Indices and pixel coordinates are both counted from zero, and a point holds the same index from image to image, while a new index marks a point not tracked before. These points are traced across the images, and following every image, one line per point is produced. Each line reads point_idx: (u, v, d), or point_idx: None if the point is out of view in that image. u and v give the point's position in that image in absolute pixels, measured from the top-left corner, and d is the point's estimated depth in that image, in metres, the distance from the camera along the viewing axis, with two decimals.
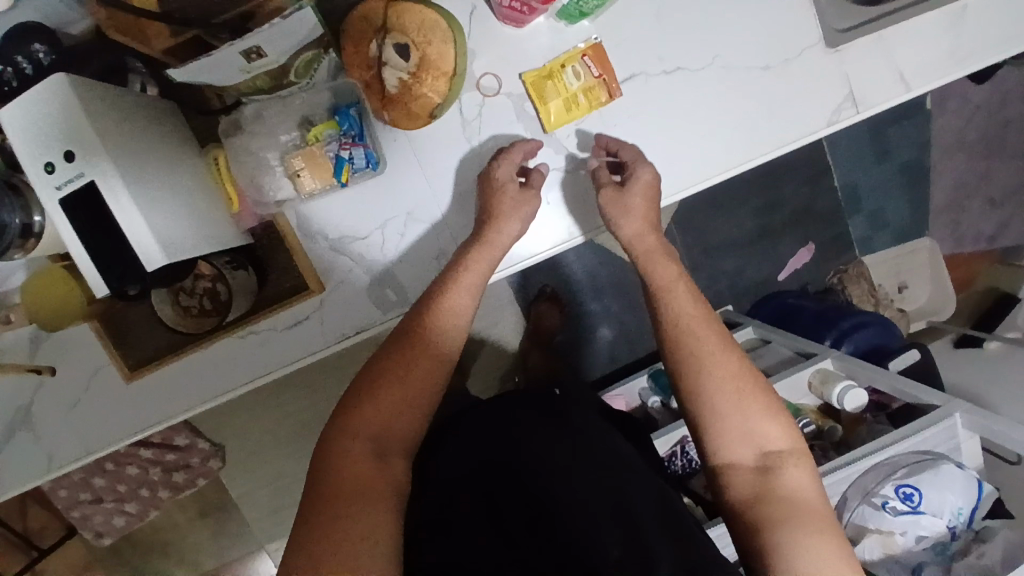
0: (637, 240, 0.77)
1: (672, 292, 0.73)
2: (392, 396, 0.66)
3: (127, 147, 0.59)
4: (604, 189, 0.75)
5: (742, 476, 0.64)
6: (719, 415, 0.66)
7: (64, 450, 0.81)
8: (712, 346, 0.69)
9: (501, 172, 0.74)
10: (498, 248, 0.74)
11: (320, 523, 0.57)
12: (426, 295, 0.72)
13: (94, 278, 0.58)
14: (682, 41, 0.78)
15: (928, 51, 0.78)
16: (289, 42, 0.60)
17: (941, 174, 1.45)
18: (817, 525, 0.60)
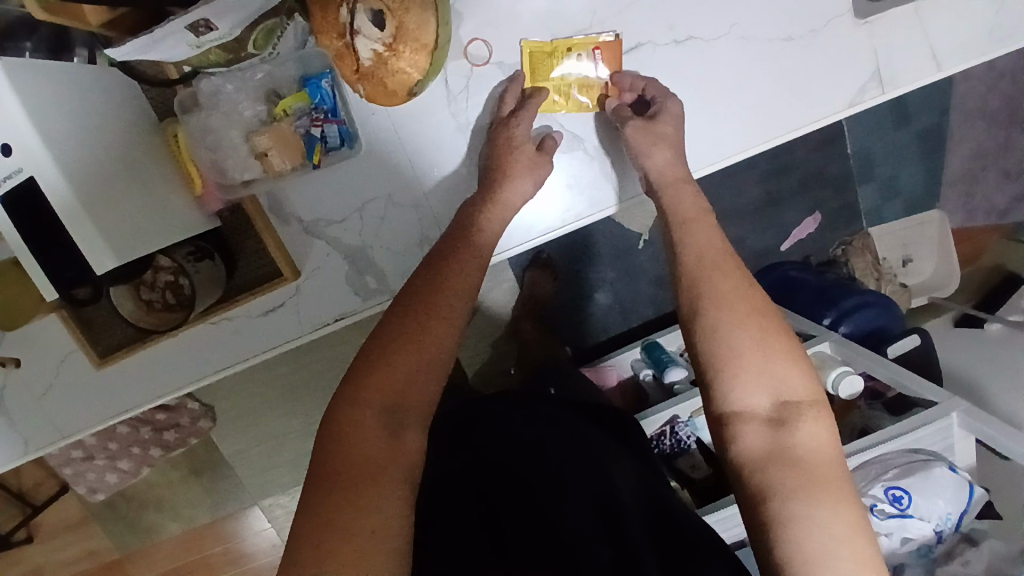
0: (666, 168, 0.68)
1: (692, 229, 0.65)
2: (403, 354, 0.58)
3: (68, 132, 0.53)
4: (631, 121, 0.68)
5: (755, 429, 0.58)
6: (738, 354, 0.59)
7: (38, 435, 0.79)
8: (730, 286, 0.62)
9: (521, 130, 0.68)
10: (508, 208, 0.68)
11: (326, 504, 0.52)
12: (442, 248, 0.64)
13: (43, 283, 0.52)
14: (694, 5, 0.70)
15: (966, 26, 0.70)
16: (243, 13, 0.51)
17: (961, 142, 1.36)
18: (837, 492, 0.54)
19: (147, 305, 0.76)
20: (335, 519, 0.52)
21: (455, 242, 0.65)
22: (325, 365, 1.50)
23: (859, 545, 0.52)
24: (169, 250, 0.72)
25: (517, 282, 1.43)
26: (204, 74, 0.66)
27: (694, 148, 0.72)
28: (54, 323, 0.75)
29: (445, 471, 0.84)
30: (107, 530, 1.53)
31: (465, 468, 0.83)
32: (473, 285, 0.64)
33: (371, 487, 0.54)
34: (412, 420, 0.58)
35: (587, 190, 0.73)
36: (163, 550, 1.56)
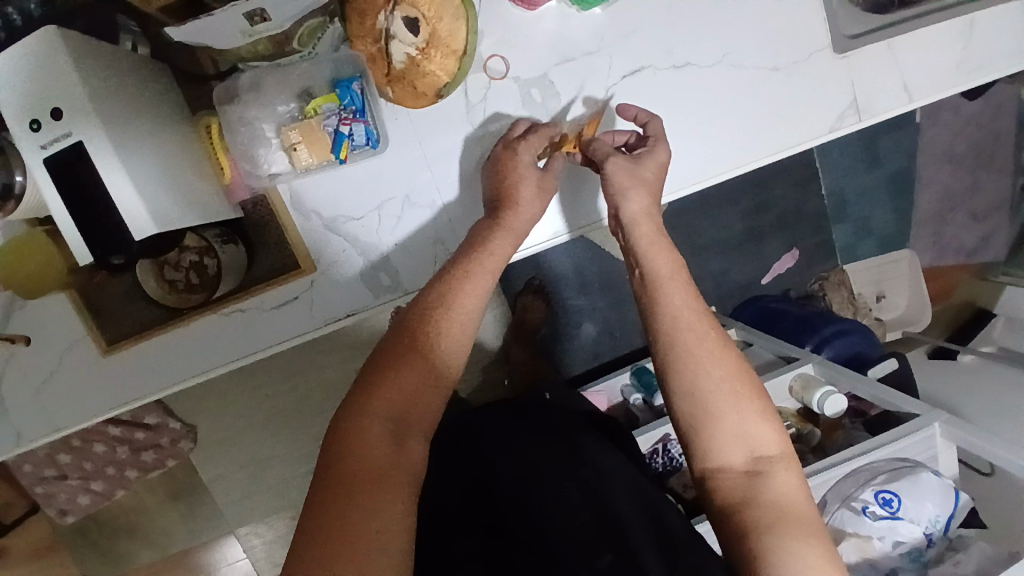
0: (643, 218, 0.71)
1: (671, 284, 0.67)
2: (414, 376, 0.62)
3: (116, 106, 0.56)
4: (613, 158, 0.71)
5: (732, 480, 0.61)
6: (715, 416, 0.62)
7: (32, 427, 0.78)
8: (710, 344, 0.64)
9: (524, 156, 0.71)
10: (516, 234, 0.70)
11: (331, 510, 0.53)
12: (444, 278, 0.66)
13: (79, 245, 0.54)
14: (692, 34, 0.76)
15: (934, 62, 0.79)
16: (296, 8, 0.56)
17: (929, 185, 1.45)
18: (808, 533, 0.58)
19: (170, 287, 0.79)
20: (339, 522, 0.52)
21: (456, 274, 0.67)
22: (314, 385, 1.48)
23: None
24: (198, 229, 0.74)
25: (508, 305, 1.46)
26: (246, 66, 0.70)
27: (681, 167, 0.79)
28: (61, 307, 0.75)
29: (439, 487, 0.86)
30: (75, 556, 1.46)
31: (460, 479, 0.84)
32: (478, 305, 0.66)
33: (376, 493, 0.55)
34: (414, 435, 0.60)
35: (579, 205, 0.80)
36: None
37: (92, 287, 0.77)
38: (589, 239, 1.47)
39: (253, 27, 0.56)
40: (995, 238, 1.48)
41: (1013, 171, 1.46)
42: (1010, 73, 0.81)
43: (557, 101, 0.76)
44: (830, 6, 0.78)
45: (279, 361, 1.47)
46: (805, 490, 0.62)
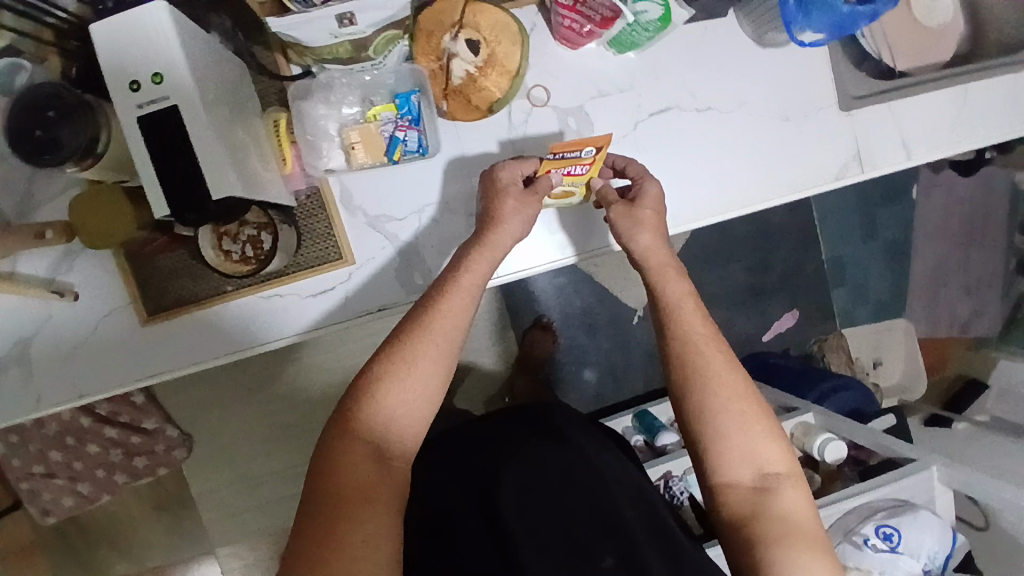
0: (650, 254, 0.73)
1: (682, 310, 0.70)
2: (396, 400, 0.65)
3: (206, 80, 0.62)
4: (614, 205, 0.75)
5: (741, 494, 0.63)
6: (722, 434, 0.64)
7: (52, 392, 0.80)
8: (717, 365, 0.66)
9: (506, 174, 0.76)
10: (499, 249, 0.73)
11: (316, 531, 0.59)
12: (421, 300, 0.69)
13: (158, 197, 0.60)
14: (714, 83, 0.85)
15: (928, 126, 0.89)
16: (380, 15, 0.64)
17: (922, 258, 1.53)
18: (817, 549, 0.60)
19: (225, 255, 0.80)
20: (321, 545, 0.58)
21: (432, 296, 0.69)
22: (314, 405, 1.49)
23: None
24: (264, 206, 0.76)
25: (517, 341, 1.50)
26: (323, 67, 0.75)
27: (697, 200, 0.86)
28: (112, 261, 0.79)
29: (439, 487, 0.86)
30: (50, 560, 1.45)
31: (456, 476, 0.86)
32: (460, 326, 0.69)
33: (358, 510, 0.60)
34: (400, 457, 0.65)
35: (588, 233, 0.87)
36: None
37: (136, 258, 0.79)
38: (598, 281, 1.52)
39: (341, 28, 0.63)
40: (988, 313, 1.54)
41: (1005, 250, 1.53)
42: (995, 142, 0.90)
43: (590, 130, 0.84)
44: (838, 69, 0.86)
45: (283, 378, 1.47)
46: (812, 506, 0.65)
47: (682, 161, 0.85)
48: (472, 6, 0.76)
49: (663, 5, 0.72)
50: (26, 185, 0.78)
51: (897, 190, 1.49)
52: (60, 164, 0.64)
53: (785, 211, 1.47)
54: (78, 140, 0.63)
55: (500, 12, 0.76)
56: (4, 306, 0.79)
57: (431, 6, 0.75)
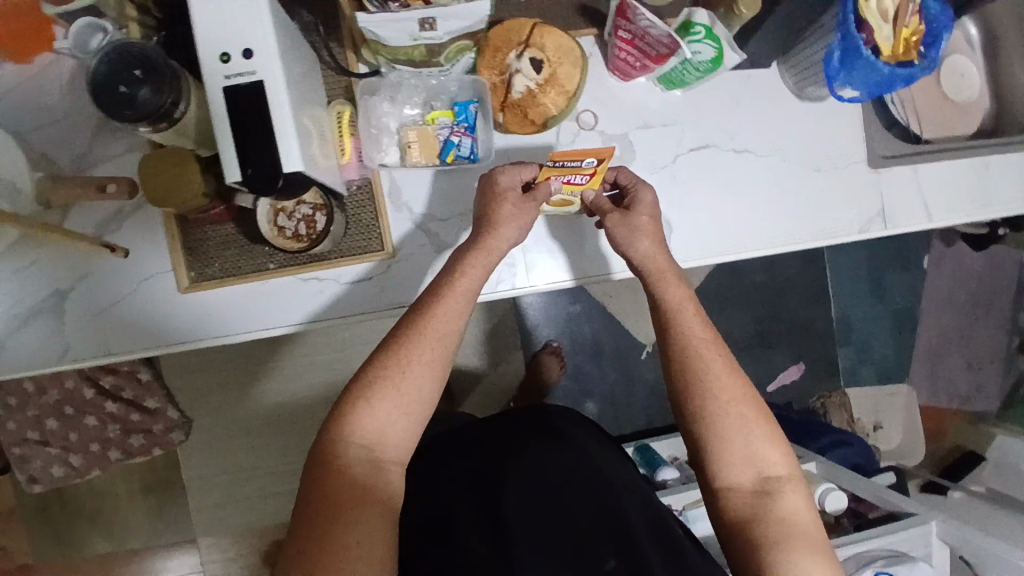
0: (648, 258, 0.73)
1: (682, 313, 0.70)
2: (391, 405, 0.66)
3: (287, 60, 0.66)
4: (609, 215, 0.75)
5: (741, 498, 0.65)
6: (723, 438, 0.66)
7: (83, 346, 0.83)
8: (717, 368, 0.68)
9: (502, 179, 0.75)
10: (495, 254, 0.73)
11: (309, 534, 0.61)
12: (415, 304, 0.70)
13: (233, 164, 0.63)
14: (752, 128, 0.89)
15: (949, 192, 0.93)
16: (459, 25, 0.69)
17: (928, 328, 1.54)
18: (817, 553, 0.62)
19: (279, 231, 0.82)
20: (313, 547, 0.60)
21: (426, 299, 0.70)
22: (312, 404, 1.48)
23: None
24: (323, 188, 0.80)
25: (525, 363, 1.51)
26: (394, 68, 0.79)
27: (726, 236, 0.90)
28: (161, 221, 0.81)
29: (439, 491, 0.87)
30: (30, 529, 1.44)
31: (459, 472, 0.89)
32: (455, 329, 0.69)
33: (351, 514, 0.62)
34: (395, 462, 0.67)
35: (591, 257, 0.90)
36: (83, 568, 1.46)
37: (187, 226, 0.82)
38: (610, 313, 1.53)
39: (422, 32, 0.68)
40: (988, 389, 1.55)
41: (1009, 328, 1.55)
42: (1012, 214, 0.95)
43: (632, 158, 0.88)
44: (869, 129, 0.91)
45: (288, 373, 1.47)
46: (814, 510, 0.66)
47: (715, 197, 0.89)
48: (540, 26, 0.78)
49: (717, 46, 0.76)
50: (88, 145, 0.82)
51: (909, 257, 1.52)
52: (136, 124, 0.67)
53: (798, 266, 1.50)
54: (156, 104, 0.66)
55: (566, 35, 0.78)
56: (49, 257, 0.82)
57: (500, 23, 0.78)
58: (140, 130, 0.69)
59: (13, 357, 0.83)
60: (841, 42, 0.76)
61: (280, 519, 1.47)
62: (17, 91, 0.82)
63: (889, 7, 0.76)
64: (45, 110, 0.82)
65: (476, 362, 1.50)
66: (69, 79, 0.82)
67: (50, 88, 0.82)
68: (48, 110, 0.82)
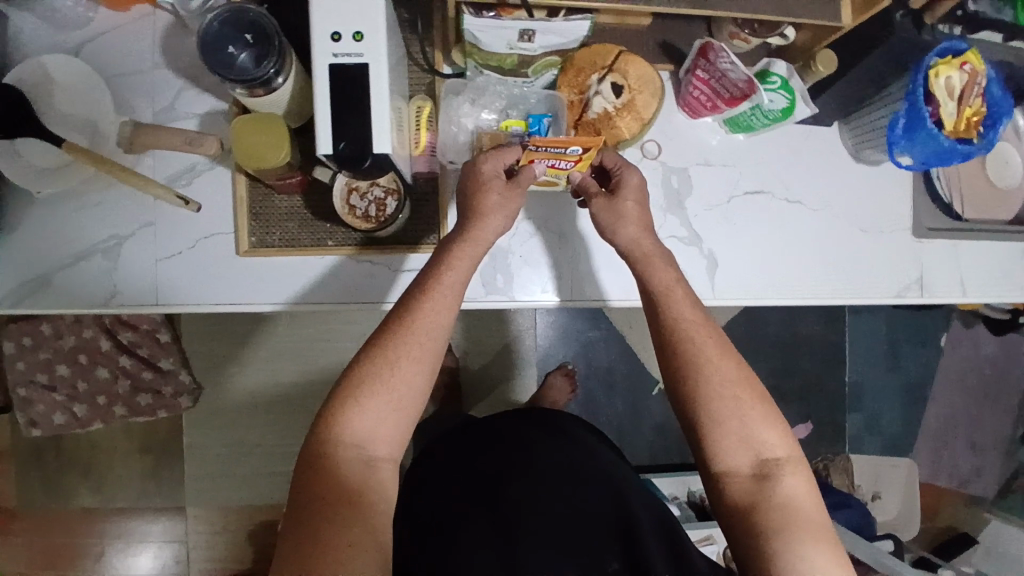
0: (635, 245, 0.77)
1: (673, 296, 0.74)
2: (381, 400, 0.67)
3: (390, 48, 0.69)
4: (595, 199, 0.78)
5: (741, 484, 0.67)
6: (718, 421, 0.68)
7: (132, 293, 0.84)
8: (709, 351, 0.70)
9: (487, 166, 0.75)
10: (482, 244, 0.75)
11: (298, 537, 0.62)
12: (403, 300, 0.71)
13: (327, 137, 0.66)
14: (806, 181, 0.93)
15: (985, 271, 0.96)
16: (556, 39, 0.74)
17: (937, 406, 1.55)
18: (819, 535, 0.63)
19: (349, 210, 0.83)
20: (305, 548, 0.61)
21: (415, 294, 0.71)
22: (320, 390, 1.47)
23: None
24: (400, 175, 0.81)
25: (538, 381, 1.51)
26: (482, 73, 0.82)
27: (769, 282, 0.92)
28: (231, 183, 0.84)
29: (447, 481, 0.90)
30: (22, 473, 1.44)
31: (461, 471, 0.90)
32: (444, 322, 0.71)
33: (343, 513, 0.63)
34: (386, 459, 0.68)
35: (586, 283, 0.91)
36: (66, 519, 1.45)
37: (255, 193, 0.84)
38: (628, 344, 1.54)
39: (519, 42, 0.73)
40: (988, 475, 1.55)
41: (1015, 418, 1.56)
42: None
43: (689, 192, 0.91)
44: (916, 200, 0.95)
45: (303, 356, 1.47)
46: (815, 491, 0.68)
47: (763, 242, 0.92)
48: (626, 55, 0.82)
49: (790, 98, 0.80)
50: (172, 99, 0.84)
51: (927, 333, 1.54)
52: (234, 84, 0.69)
53: (818, 325, 1.52)
54: (260, 73, 0.68)
55: (650, 66, 0.81)
56: (114, 200, 0.84)
57: (589, 46, 0.81)
58: (235, 92, 0.71)
59: (59, 293, 0.84)
60: (907, 110, 0.78)
61: (269, 500, 1.46)
62: (111, 37, 0.84)
63: (957, 83, 0.78)
64: (135, 60, 0.85)
65: (491, 372, 1.50)
66: (164, 33, 0.84)
67: (143, 39, 0.85)
68: (138, 60, 0.85)
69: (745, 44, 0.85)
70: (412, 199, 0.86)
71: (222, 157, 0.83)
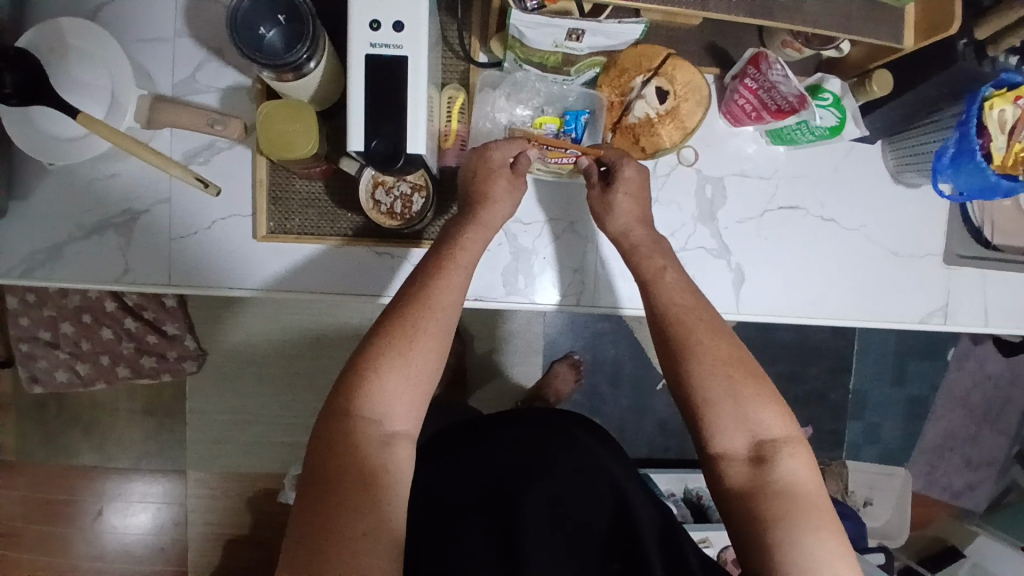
0: (624, 234, 0.77)
1: (661, 284, 0.74)
2: (400, 375, 0.65)
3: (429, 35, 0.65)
4: (592, 192, 0.78)
5: (738, 467, 0.66)
6: (712, 401, 0.67)
7: (144, 271, 0.82)
8: (701, 335, 0.70)
9: (496, 153, 0.75)
10: (489, 231, 0.74)
11: (316, 516, 0.59)
12: (420, 276, 0.70)
13: (359, 133, 0.63)
14: (845, 199, 0.90)
15: (1013, 304, 0.94)
16: (604, 40, 0.71)
17: (938, 420, 1.56)
18: (820, 521, 0.62)
19: (374, 204, 0.80)
20: (322, 531, 0.58)
21: (431, 271, 0.70)
22: (324, 364, 1.46)
23: (834, 567, 0.60)
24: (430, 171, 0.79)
25: (543, 370, 1.50)
26: (522, 67, 0.78)
27: (793, 299, 0.90)
28: (252, 164, 0.81)
29: (445, 474, 0.85)
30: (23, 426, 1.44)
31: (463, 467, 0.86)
32: (455, 301, 0.70)
33: (359, 494, 0.60)
34: (404, 437, 0.66)
35: (602, 289, 0.89)
36: (67, 474, 1.46)
37: (276, 177, 0.81)
38: (636, 339, 1.53)
39: (566, 41, 0.70)
40: (980, 489, 1.57)
41: (1013, 437, 1.58)
42: None
43: (722, 203, 0.88)
44: (950, 225, 0.92)
45: (308, 328, 1.45)
46: (816, 472, 0.66)
47: (792, 259, 0.90)
48: (674, 59, 0.78)
49: (840, 115, 0.77)
50: (193, 70, 0.81)
51: (935, 349, 1.53)
52: (263, 68, 0.65)
53: (828, 333, 1.52)
54: (292, 57, 0.64)
55: (698, 73, 0.78)
56: (131, 174, 0.81)
57: (637, 46, 0.77)
58: (263, 75, 0.67)
59: (71, 266, 0.82)
60: (957, 140, 0.74)
61: (270, 470, 1.47)
62: (132, 2, 0.80)
63: (1008, 118, 0.72)
64: (156, 27, 0.80)
65: (496, 358, 1.49)
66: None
67: (165, 5, 0.80)
68: (159, 27, 0.80)
69: (797, 54, 0.82)
70: (437, 192, 0.82)
71: (244, 138, 0.80)
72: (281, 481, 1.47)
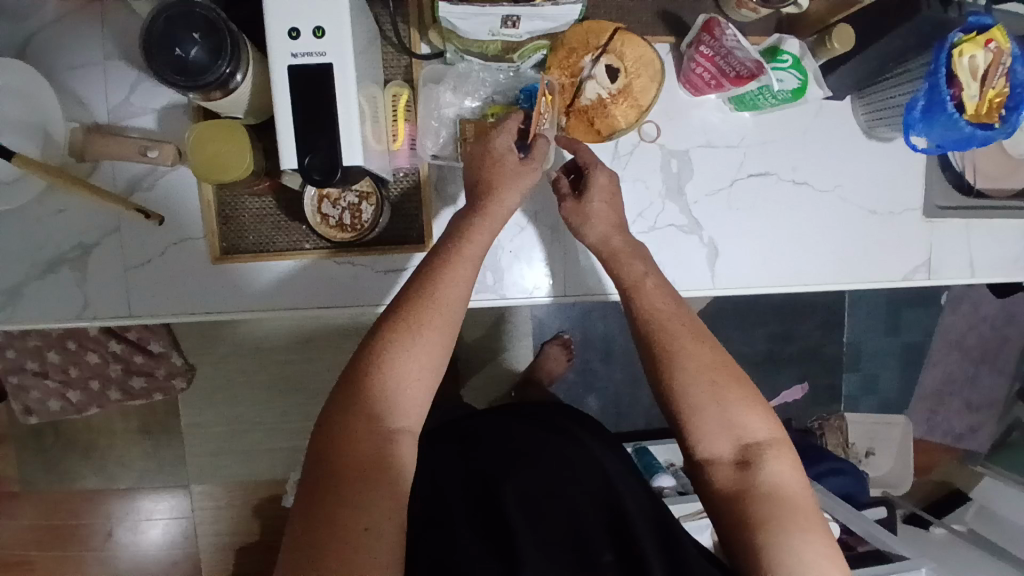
0: (603, 244, 0.74)
1: (644, 289, 0.71)
2: (404, 369, 0.63)
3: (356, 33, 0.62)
4: (564, 201, 0.76)
5: (724, 471, 0.66)
6: (697, 407, 0.66)
7: (104, 304, 0.80)
8: (686, 338, 0.68)
9: (499, 141, 0.70)
10: (496, 221, 0.70)
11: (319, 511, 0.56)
12: (420, 272, 0.67)
13: (290, 148, 0.60)
14: (817, 161, 0.87)
15: (998, 250, 0.91)
16: (544, 24, 0.67)
17: (935, 365, 1.55)
18: (807, 522, 0.61)
19: (323, 218, 0.81)
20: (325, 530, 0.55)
21: (439, 262, 0.67)
22: (312, 367, 1.45)
23: (824, 569, 0.59)
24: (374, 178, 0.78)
25: (535, 352, 1.49)
26: (464, 57, 0.76)
27: (771, 268, 0.88)
28: (197, 186, 0.78)
29: (432, 478, 0.85)
30: (25, 457, 1.45)
31: (455, 472, 0.85)
32: (461, 295, 0.67)
33: (364, 491, 0.58)
34: (406, 433, 0.63)
35: (573, 277, 0.87)
36: (73, 499, 1.47)
37: (226, 199, 0.80)
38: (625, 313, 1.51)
39: (502, 29, 0.66)
40: (982, 431, 1.57)
41: (1013, 376, 1.56)
42: None
43: (689, 177, 0.85)
44: (929, 176, 0.88)
45: (292, 331, 1.44)
46: (801, 472, 0.66)
47: (766, 228, 0.87)
48: (622, 33, 0.76)
49: (801, 77, 0.75)
50: (127, 92, 0.77)
51: (927, 294, 1.51)
52: (186, 90, 0.63)
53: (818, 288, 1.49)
54: (215, 75, 0.62)
55: (648, 47, 0.75)
56: (76, 208, 0.79)
57: (582, 23, 0.75)
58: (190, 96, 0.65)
59: (28, 306, 0.80)
60: (926, 92, 0.70)
61: (269, 476, 1.47)
62: (55, 27, 0.76)
63: (981, 64, 0.68)
64: (82, 50, 0.77)
65: (486, 344, 1.48)
66: (112, 19, 0.76)
67: (87, 25, 0.76)
68: (84, 50, 0.77)
69: (752, 14, 0.79)
70: (386, 195, 0.80)
71: (180, 161, 0.77)
72: (281, 486, 1.48)
